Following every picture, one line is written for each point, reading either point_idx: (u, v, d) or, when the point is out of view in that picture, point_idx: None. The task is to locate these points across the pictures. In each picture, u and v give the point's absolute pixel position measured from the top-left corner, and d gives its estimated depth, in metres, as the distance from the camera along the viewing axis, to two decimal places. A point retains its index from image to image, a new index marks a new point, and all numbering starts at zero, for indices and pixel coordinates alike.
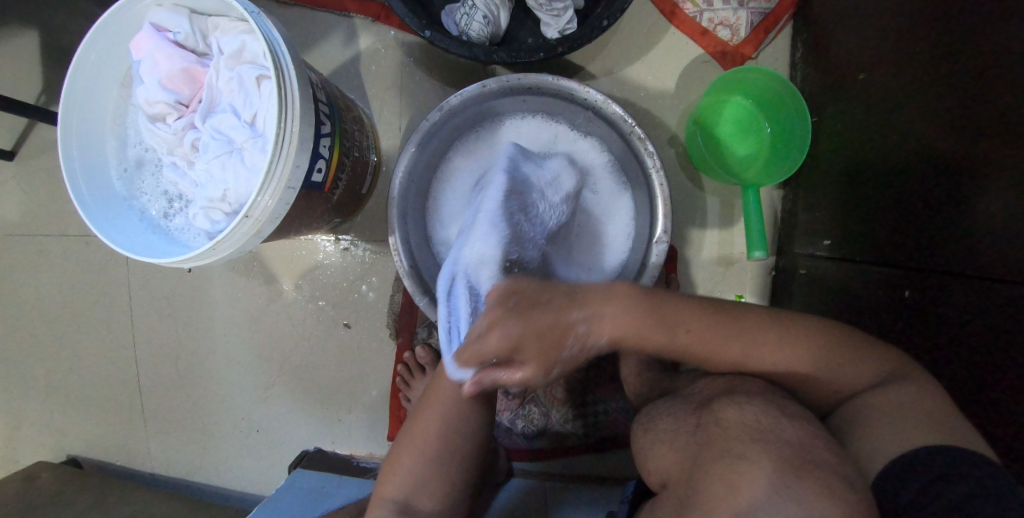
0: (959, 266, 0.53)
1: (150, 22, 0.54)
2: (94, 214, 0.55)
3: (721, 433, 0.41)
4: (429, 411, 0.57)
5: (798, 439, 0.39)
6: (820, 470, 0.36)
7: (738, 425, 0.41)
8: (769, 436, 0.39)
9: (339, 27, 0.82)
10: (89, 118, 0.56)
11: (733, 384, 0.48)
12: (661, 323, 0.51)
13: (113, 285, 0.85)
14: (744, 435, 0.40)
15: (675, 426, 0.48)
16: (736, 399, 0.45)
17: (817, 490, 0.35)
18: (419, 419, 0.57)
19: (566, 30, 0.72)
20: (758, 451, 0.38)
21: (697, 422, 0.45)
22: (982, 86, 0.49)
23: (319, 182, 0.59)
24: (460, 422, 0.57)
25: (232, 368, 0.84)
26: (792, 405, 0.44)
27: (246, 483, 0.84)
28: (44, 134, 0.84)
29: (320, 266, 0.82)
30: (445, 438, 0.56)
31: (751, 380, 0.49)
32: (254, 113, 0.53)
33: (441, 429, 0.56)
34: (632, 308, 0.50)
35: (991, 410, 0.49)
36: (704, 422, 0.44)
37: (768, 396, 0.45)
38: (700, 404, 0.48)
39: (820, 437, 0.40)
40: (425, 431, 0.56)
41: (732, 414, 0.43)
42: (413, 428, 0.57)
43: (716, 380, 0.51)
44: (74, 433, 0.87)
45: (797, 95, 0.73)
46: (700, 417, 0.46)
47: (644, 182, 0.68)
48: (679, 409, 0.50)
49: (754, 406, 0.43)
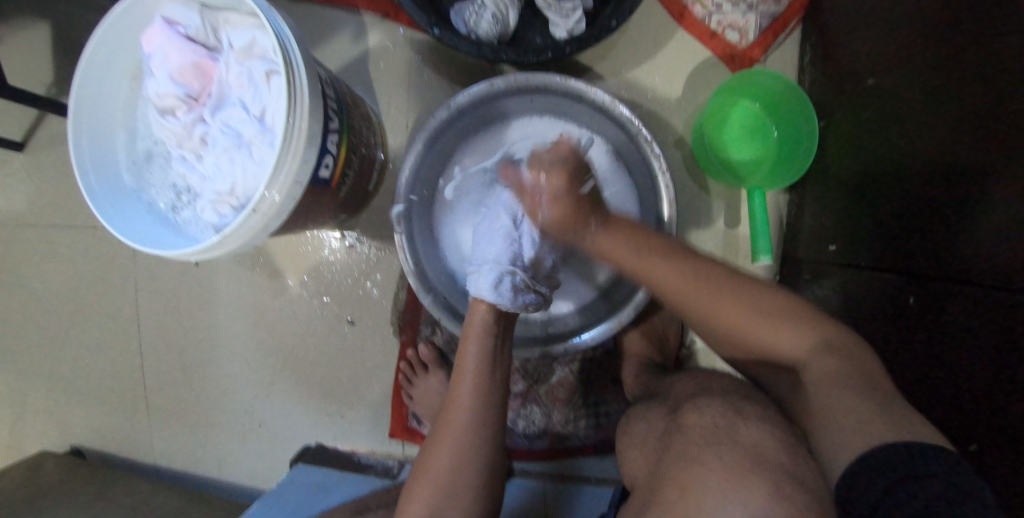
0: (965, 273, 0.52)
1: (161, 15, 0.54)
2: (101, 205, 0.55)
3: (682, 439, 0.43)
4: (440, 446, 0.56)
5: (771, 443, 0.40)
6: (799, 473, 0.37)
7: (695, 430, 0.43)
8: (723, 438, 0.41)
9: (349, 24, 0.82)
10: (100, 111, 0.57)
11: (703, 387, 0.50)
12: (661, 250, 0.54)
13: (120, 277, 0.86)
14: (700, 439, 0.41)
15: (648, 430, 0.49)
16: (698, 403, 0.46)
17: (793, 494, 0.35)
18: (429, 458, 0.56)
19: (575, 30, 0.71)
20: (711, 454, 0.40)
21: (664, 427, 0.47)
22: (992, 91, 0.49)
23: (327, 179, 0.60)
24: (472, 455, 0.55)
25: (236, 361, 0.85)
26: (753, 406, 0.45)
27: (248, 477, 0.84)
28: (54, 125, 0.85)
29: (326, 262, 0.83)
30: (460, 471, 0.55)
31: (719, 382, 0.50)
32: (263, 108, 0.53)
33: (453, 465, 0.55)
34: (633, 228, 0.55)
35: (992, 419, 0.49)
36: (668, 430, 0.46)
37: (728, 397, 0.47)
38: (671, 407, 0.49)
39: (782, 441, 0.41)
40: (437, 467, 0.55)
41: (691, 419, 0.44)
42: (424, 468, 0.55)
43: (689, 383, 0.53)
44: (78, 423, 0.88)
45: (804, 99, 0.73)
46: (668, 422, 0.47)
47: (651, 183, 0.68)
48: (653, 412, 0.51)
49: (711, 410, 0.44)
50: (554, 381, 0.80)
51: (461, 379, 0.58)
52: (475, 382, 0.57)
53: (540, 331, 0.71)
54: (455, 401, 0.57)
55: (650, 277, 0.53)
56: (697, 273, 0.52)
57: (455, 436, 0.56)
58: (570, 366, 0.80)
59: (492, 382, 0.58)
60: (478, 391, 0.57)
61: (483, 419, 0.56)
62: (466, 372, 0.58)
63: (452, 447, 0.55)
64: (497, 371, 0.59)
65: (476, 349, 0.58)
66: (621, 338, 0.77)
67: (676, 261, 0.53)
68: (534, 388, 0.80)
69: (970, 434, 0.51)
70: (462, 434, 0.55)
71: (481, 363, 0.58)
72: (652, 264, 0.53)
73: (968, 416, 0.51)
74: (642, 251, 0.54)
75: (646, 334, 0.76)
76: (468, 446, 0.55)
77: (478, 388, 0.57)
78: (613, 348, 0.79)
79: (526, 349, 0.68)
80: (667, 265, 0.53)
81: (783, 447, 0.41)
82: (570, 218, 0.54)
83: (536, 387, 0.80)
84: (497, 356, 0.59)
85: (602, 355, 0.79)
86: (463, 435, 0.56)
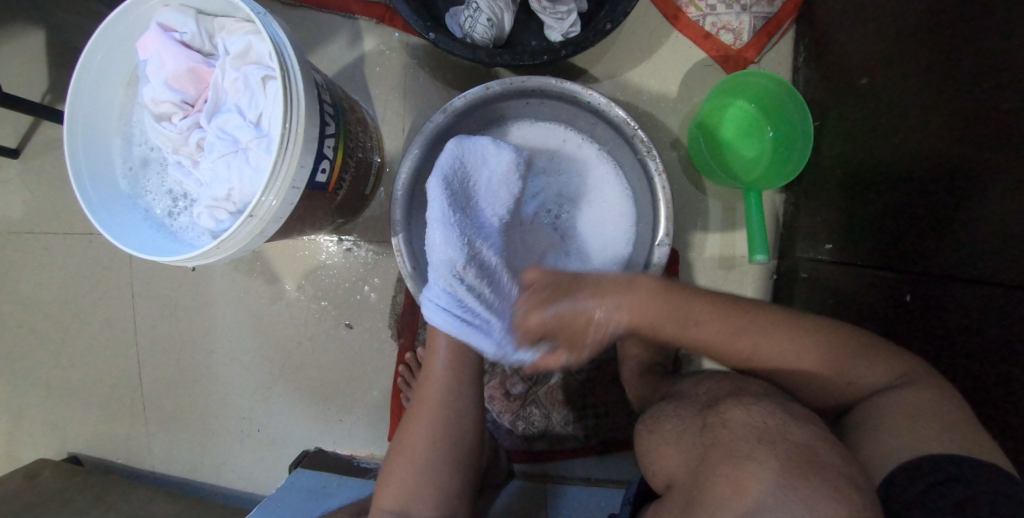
0: (961, 271, 0.52)
1: (157, 22, 0.54)
2: (98, 211, 0.55)
3: (728, 434, 0.42)
4: (415, 421, 0.57)
5: (803, 440, 0.39)
6: (809, 470, 0.36)
7: (745, 427, 0.42)
8: (777, 436, 0.40)
9: (344, 29, 0.82)
10: (96, 117, 0.57)
11: (739, 388, 0.50)
12: (677, 310, 0.53)
13: (117, 284, 0.86)
14: (752, 436, 0.40)
15: (682, 427, 0.49)
16: (744, 401, 0.46)
17: (817, 490, 0.35)
18: (406, 435, 0.57)
19: (570, 33, 0.72)
20: (766, 452, 0.38)
21: (703, 423, 0.46)
22: (985, 91, 0.50)
23: (323, 183, 0.59)
24: (448, 430, 0.56)
25: (234, 366, 0.85)
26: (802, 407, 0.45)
27: (247, 483, 0.84)
28: (49, 132, 0.85)
29: (323, 267, 0.83)
30: (438, 445, 0.55)
31: (756, 384, 0.50)
32: (259, 113, 0.54)
33: (428, 439, 0.56)
34: (652, 298, 0.53)
35: (996, 416, 0.49)
36: (711, 422, 0.45)
37: (775, 398, 0.46)
38: (705, 405, 0.49)
39: (828, 438, 0.41)
40: (414, 441, 0.55)
41: (739, 416, 0.44)
42: (403, 444, 0.56)
43: (722, 383, 0.53)
44: (76, 431, 0.88)
45: (800, 101, 0.74)
46: (707, 417, 0.47)
47: (646, 184, 0.68)
48: (685, 410, 0.51)
49: (760, 408, 0.44)
50: (552, 383, 0.80)
51: (435, 353, 0.59)
52: (447, 357, 0.59)
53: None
54: (429, 376, 0.59)
55: (688, 335, 0.53)
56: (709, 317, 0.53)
57: (430, 411, 0.57)
58: (569, 368, 0.80)
59: (464, 356, 0.59)
60: (453, 366, 0.59)
61: (456, 393, 0.58)
62: (438, 348, 0.59)
63: (431, 421, 0.56)
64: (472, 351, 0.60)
65: None
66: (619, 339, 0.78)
67: (705, 304, 0.53)
68: (532, 391, 0.80)
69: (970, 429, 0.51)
70: (437, 407, 0.57)
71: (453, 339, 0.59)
72: (690, 310, 0.53)
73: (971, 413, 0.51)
74: (670, 306, 0.53)
75: None
76: (445, 419, 0.56)
77: (449, 363, 0.58)
78: (611, 349, 0.80)
79: None
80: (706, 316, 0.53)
81: (831, 443, 0.40)
82: (577, 335, 0.53)
83: (534, 389, 0.80)
84: None
85: (601, 356, 0.80)
86: (438, 409, 0.57)
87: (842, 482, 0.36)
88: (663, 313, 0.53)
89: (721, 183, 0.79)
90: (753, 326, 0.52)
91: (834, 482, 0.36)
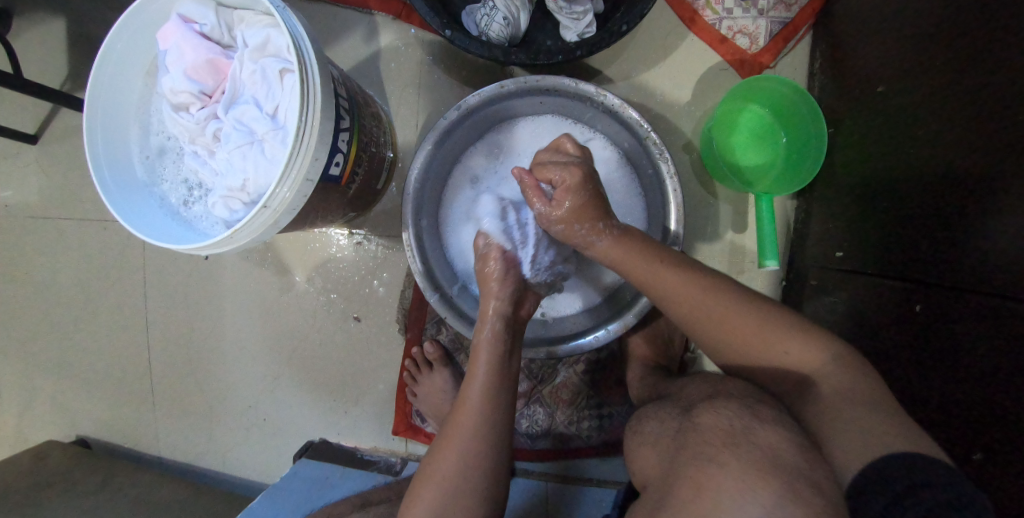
0: (977, 283, 0.51)
1: (177, 13, 0.55)
2: (115, 199, 0.56)
3: (697, 436, 0.42)
4: (448, 449, 0.56)
5: (783, 445, 0.40)
6: (788, 479, 0.37)
7: (713, 429, 0.42)
8: (742, 439, 0.40)
9: (361, 24, 0.83)
10: (114, 105, 0.58)
11: (718, 390, 0.50)
12: (674, 265, 0.54)
13: (129, 271, 0.87)
14: (717, 439, 0.41)
15: (659, 430, 0.49)
16: (714, 404, 0.46)
17: (793, 497, 0.35)
18: (435, 462, 0.56)
19: (586, 34, 0.72)
20: (728, 455, 0.39)
21: (678, 428, 0.46)
22: (1001, 103, 0.49)
23: (336, 176, 0.60)
24: (480, 458, 0.55)
25: (242, 356, 0.85)
26: (770, 409, 0.45)
27: (251, 471, 0.85)
28: (68, 119, 0.86)
29: (333, 259, 0.83)
30: (466, 475, 0.54)
31: (733, 384, 0.51)
32: (276, 106, 0.54)
33: (461, 469, 0.54)
34: (639, 243, 0.55)
35: (1005, 432, 0.48)
36: (684, 428, 0.45)
37: (744, 400, 0.46)
38: (683, 410, 0.49)
39: (799, 442, 0.41)
40: (444, 469, 0.54)
41: (708, 419, 0.44)
42: (431, 472, 0.55)
43: (703, 386, 0.53)
44: (84, 414, 0.89)
45: (824, 146, 0.73)
46: (682, 422, 0.47)
47: (658, 186, 0.67)
48: (664, 413, 0.52)
49: (729, 411, 0.44)
50: (558, 382, 0.80)
51: (473, 379, 0.58)
52: (485, 384, 0.57)
53: (542, 332, 0.71)
54: (464, 403, 0.57)
55: (660, 290, 0.53)
56: (705, 321, 0.53)
57: (464, 440, 0.55)
58: (574, 368, 0.80)
59: (502, 387, 0.58)
60: (489, 395, 0.57)
61: (490, 423, 0.56)
62: (477, 374, 0.58)
63: (461, 451, 0.55)
64: (508, 381, 0.59)
65: (488, 348, 0.58)
66: (625, 340, 0.78)
67: (691, 281, 0.53)
68: (537, 389, 0.81)
69: (975, 442, 0.51)
70: (471, 438, 0.55)
71: (492, 369, 0.58)
72: (657, 275, 0.53)
73: (966, 424, 0.52)
74: (652, 265, 0.54)
75: (651, 337, 0.76)
76: (479, 448, 0.55)
77: (486, 392, 0.57)
78: (618, 351, 0.79)
79: (533, 347, 0.67)
80: (695, 291, 0.52)
81: (805, 449, 0.40)
82: (575, 220, 0.55)
83: (539, 388, 0.81)
84: (507, 358, 0.59)
85: (606, 357, 0.80)
86: (473, 439, 0.56)
87: (820, 489, 0.36)
88: (642, 257, 0.54)
89: (709, 166, 0.80)
90: (761, 330, 0.51)
91: (813, 488, 0.36)
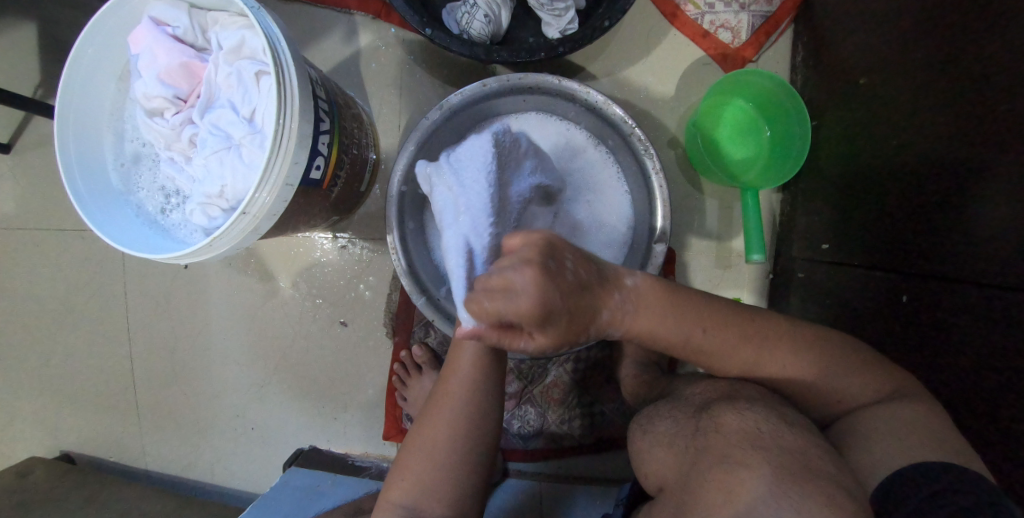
0: (963, 273, 0.52)
1: (148, 15, 0.54)
2: (88, 207, 0.54)
3: (722, 439, 0.42)
4: (437, 416, 0.54)
5: (800, 447, 0.40)
6: (806, 480, 0.37)
7: (737, 431, 0.42)
8: (769, 442, 0.40)
9: (339, 23, 0.81)
10: (87, 110, 0.56)
11: (733, 390, 0.49)
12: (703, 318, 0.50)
13: (109, 281, 0.85)
14: (744, 442, 0.41)
15: (674, 429, 0.49)
16: (738, 406, 0.45)
17: (817, 500, 0.35)
18: (423, 430, 0.54)
19: (568, 30, 0.71)
20: (759, 459, 0.39)
21: (695, 427, 0.46)
22: (984, 94, 0.49)
23: (317, 180, 0.59)
24: (471, 428, 0.54)
25: (227, 364, 0.84)
26: (797, 414, 0.45)
27: (240, 481, 0.84)
28: (41, 127, 0.84)
29: (318, 264, 0.82)
30: (455, 445, 0.53)
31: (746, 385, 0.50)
32: (253, 109, 0.53)
33: (449, 438, 0.53)
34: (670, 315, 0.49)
35: (994, 422, 0.49)
36: (704, 427, 0.45)
37: (771, 404, 0.46)
38: (698, 408, 0.49)
39: (824, 446, 0.41)
40: (433, 437, 0.53)
41: (731, 420, 0.44)
42: (419, 441, 0.54)
43: (716, 385, 0.52)
44: (67, 429, 0.87)
45: (807, 139, 0.73)
46: (700, 421, 0.47)
47: (643, 182, 0.67)
48: (677, 413, 0.52)
49: (753, 413, 0.44)
50: (548, 382, 0.80)
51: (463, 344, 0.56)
52: (476, 351, 0.55)
53: None
54: (454, 370, 0.56)
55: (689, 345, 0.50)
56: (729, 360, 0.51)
57: (455, 407, 0.54)
58: (565, 367, 0.80)
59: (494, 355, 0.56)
60: (480, 363, 0.55)
61: (480, 391, 0.55)
62: (468, 339, 0.56)
63: (451, 418, 0.54)
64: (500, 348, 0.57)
65: None
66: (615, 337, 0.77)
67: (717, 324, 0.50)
68: (528, 389, 0.80)
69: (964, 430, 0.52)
70: (461, 406, 0.54)
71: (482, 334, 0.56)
72: (684, 338, 0.50)
73: (959, 416, 0.52)
74: (683, 328, 0.49)
75: None
76: (470, 417, 0.54)
77: (478, 360, 0.55)
78: (607, 349, 0.79)
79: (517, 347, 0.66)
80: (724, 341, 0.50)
81: (826, 453, 0.40)
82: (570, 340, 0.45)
83: (530, 388, 0.80)
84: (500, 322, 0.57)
85: (597, 355, 0.80)
86: (464, 405, 0.54)
87: (842, 489, 0.37)
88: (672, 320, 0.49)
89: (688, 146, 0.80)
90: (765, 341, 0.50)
91: (834, 488, 0.36)
